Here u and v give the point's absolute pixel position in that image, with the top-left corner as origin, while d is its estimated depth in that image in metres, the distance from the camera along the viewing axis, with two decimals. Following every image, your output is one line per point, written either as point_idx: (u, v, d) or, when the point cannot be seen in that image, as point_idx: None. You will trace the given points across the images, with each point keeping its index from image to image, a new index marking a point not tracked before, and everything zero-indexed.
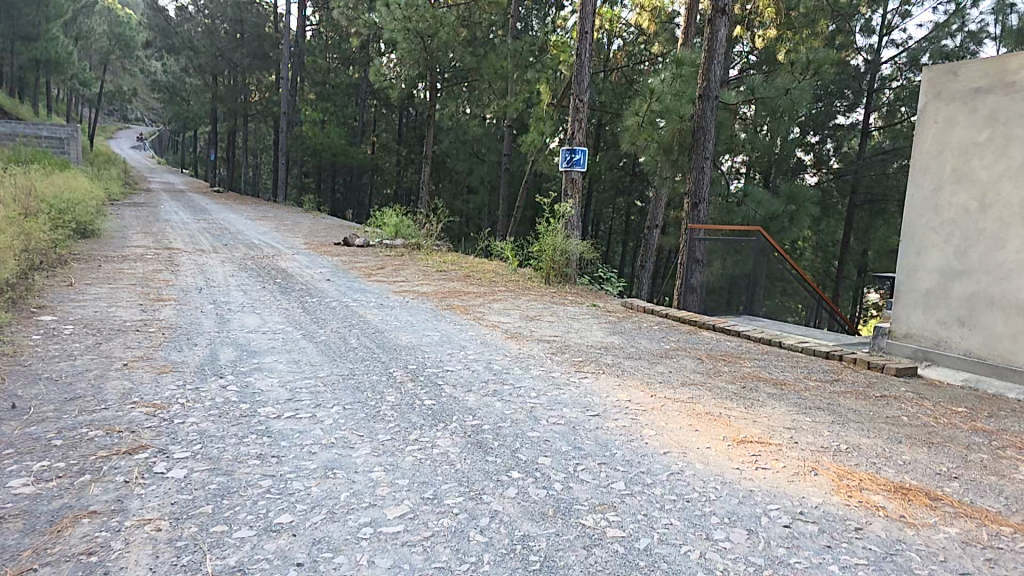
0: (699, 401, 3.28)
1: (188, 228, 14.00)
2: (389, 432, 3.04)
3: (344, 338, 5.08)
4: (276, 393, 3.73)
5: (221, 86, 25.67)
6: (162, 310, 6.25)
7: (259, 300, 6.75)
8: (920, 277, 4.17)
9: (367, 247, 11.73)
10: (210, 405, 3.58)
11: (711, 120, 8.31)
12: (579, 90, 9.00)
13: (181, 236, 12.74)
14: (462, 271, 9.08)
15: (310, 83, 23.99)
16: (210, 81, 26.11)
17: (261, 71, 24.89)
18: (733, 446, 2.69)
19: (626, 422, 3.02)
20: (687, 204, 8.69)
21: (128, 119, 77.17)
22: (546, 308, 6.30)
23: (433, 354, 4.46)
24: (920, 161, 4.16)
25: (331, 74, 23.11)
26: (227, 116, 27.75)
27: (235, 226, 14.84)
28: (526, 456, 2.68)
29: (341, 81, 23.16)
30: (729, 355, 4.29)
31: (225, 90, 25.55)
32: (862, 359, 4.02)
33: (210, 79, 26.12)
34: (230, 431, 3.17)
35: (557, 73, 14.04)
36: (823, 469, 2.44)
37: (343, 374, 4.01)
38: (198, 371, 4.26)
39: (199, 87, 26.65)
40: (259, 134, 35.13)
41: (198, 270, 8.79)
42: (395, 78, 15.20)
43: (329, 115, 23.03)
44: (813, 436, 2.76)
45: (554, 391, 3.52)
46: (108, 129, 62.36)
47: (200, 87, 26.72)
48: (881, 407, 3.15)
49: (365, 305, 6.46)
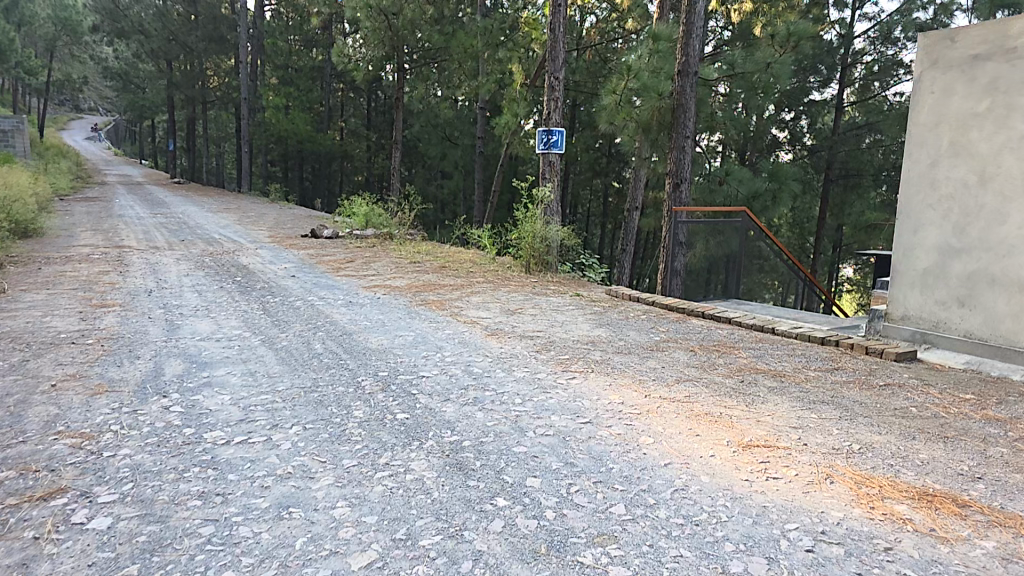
0: (697, 401, 3.03)
1: (142, 224, 13.03)
2: (355, 455, 2.67)
3: (307, 343, 4.63)
4: (228, 412, 3.30)
5: (176, 72, 24.08)
6: (104, 318, 5.63)
7: (215, 303, 6.19)
8: (917, 257, 4.03)
9: (336, 238, 11.13)
10: (150, 431, 3.12)
11: (692, 97, 8.04)
12: (553, 68, 8.59)
13: (133, 231, 11.83)
14: (437, 262, 8.64)
15: (271, 67, 22.70)
16: (164, 68, 24.36)
17: (219, 55, 23.37)
18: (739, 453, 2.45)
19: (621, 430, 2.74)
20: (668, 183, 8.40)
21: (83, 110, 72.63)
22: (527, 299, 5.98)
23: (406, 359, 4.06)
24: (917, 134, 3.99)
25: (294, 57, 21.94)
26: (185, 105, 26.13)
27: (194, 220, 13.96)
28: (512, 478, 2.37)
29: (305, 65, 22.20)
30: (721, 345, 4.06)
31: (181, 75, 23.95)
32: (860, 345, 3.86)
33: (163, 66, 24.43)
34: (167, 464, 2.73)
35: (529, 52, 13.17)
36: (838, 476, 2.22)
37: (306, 387, 3.59)
38: (140, 390, 3.76)
39: (153, 75, 24.98)
40: (219, 122, 33.13)
41: (150, 270, 8.09)
42: (360, 60, 14.42)
43: (293, 100, 21.89)
44: (822, 436, 2.56)
45: (541, 396, 3.22)
46: (60, 120, 58.54)
47: (153, 74, 25.04)
48: (889, 398, 2.97)
49: (332, 304, 6.00)
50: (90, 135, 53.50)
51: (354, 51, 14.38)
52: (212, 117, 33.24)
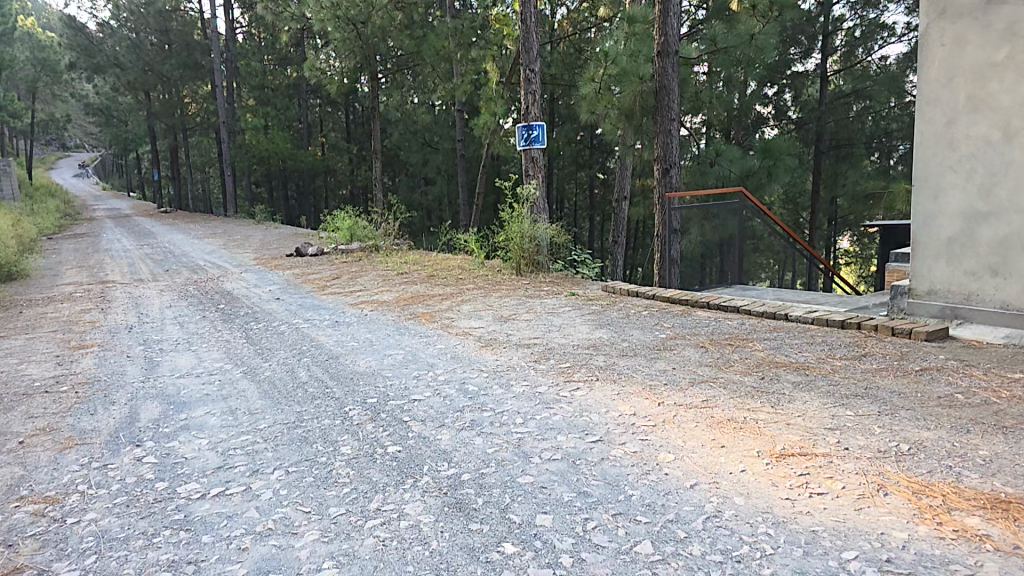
0: (716, 405, 2.75)
1: (128, 256, 12.76)
2: (343, 501, 2.38)
3: (291, 371, 4.35)
4: (204, 460, 3.01)
5: (154, 102, 23.91)
6: (81, 361, 5.32)
7: (197, 335, 5.90)
8: (940, 225, 3.76)
9: (321, 255, 10.88)
10: (120, 489, 2.81)
11: (675, 78, 7.57)
12: (527, 59, 8.30)
13: (119, 265, 11.57)
14: (425, 271, 8.33)
15: (245, 89, 22.20)
16: (143, 99, 24.20)
17: (195, 81, 23.24)
18: (773, 465, 2.17)
19: (636, 448, 2.45)
20: (657, 169, 7.96)
21: (73, 149, 73.10)
22: (521, 304, 5.70)
23: (397, 380, 3.79)
24: (929, 91, 3.73)
25: (268, 76, 21.66)
26: (167, 133, 25.92)
27: (180, 248, 13.67)
28: (520, 517, 2.07)
29: (280, 82, 21.89)
30: (734, 338, 3.76)
31: (160, 105, 23.81)
32: (885, 326, 3.57)
33: (141, 97, 24.31)
34: (135, 529, 2.41)
35: (502, 49, 12.75)
36: (892, 486, 1.94)
37: (288, 423, 3.31)
38: (112, 440, 3.46)
39: (133, 107, 24.95)
40: (201, 148, 32.81)
41: (132, 304, 7.81)
42: (334, 73, 14.25)
43: (271, 120, 21.88)
44: (863, 438, 2.28)
45: (544, 413, 2.94)
46: (49, 160, 58.91)
47: (133, 106, 24.99)
48: (928, 385, 2.70)
49: (317, 325, 5.71)
50: (78, 173, 53.22)
51: (325, 64, 14.12)
52: (194, 143, 33.03)
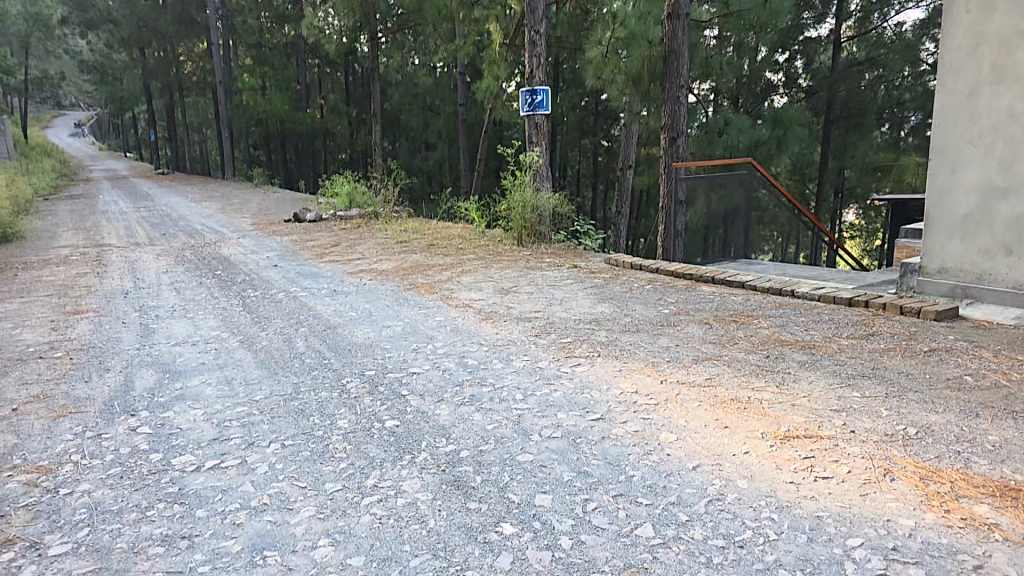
0: (721, 384, 2.69)
1: (124, 218, 12.52)
2: (339, 477, 2.33)
3: (289, 341, 4.27)
4: (199, 432, 2.95)
5: (149, 60, 22.95)
6: (77, 326, 5.22)
7: (194, 301, 5.79)
8: (955, 201, 3.64)
9: (320, 222, 10.65)
10: (114, 460, 2.75)
11: (684, 42, 7.14)
12: (533, 20, 7.87)
13: (115, 227, 11.38)
14: (425, 240, 8.17)
15: (245, 47, 21.86)
16: (134, 55, 23.25)
17: (190, 40, 21.93)
18: (778, 447, 2.13)
19: (638, 427, 2.41)
20: (663, 138, 7.58)
21: (64, 106, 71.07)
22: (522, 276, 5.57)
23: (396, 353, 3.72)
24: (952, 60, 3.57)
25: (266, 35, 21.00)
26: (162, 92, 25.07)
27: (177, 211, 13.38)
28: (519, 497, 2.04)
29: (277, 42, 21.35)
30: (739, 314, 3.68)
31: (155, 63, 22.93)
32: (893, 304, 3.49)
33: (135, 54, 23.35)
34: (129, 501, 2.36)
35: (506, 10, 11.85)
36: (899, 471, 1.91)
37: (285, 395, 3.24)
38: (107, 409, 3.38)
39: (126, 64, 24.06)
40: (196, 108, 31.82)
41: (128, 268, 7.65)
42: (332, 33, 13.66)
43: (268, 80, 21.31)
44: (870, 420, 2.23)
45: (545, 389, 2.88)
46: (43, 117, 57.61)
47: (126, 63, 24.13)
48: (937, 366, 2.64)
49: (315, 294, 5.60)
50: (75, 133, 51.95)
51: (324, 21, 13.61)
52: (189, 103, 32.03)
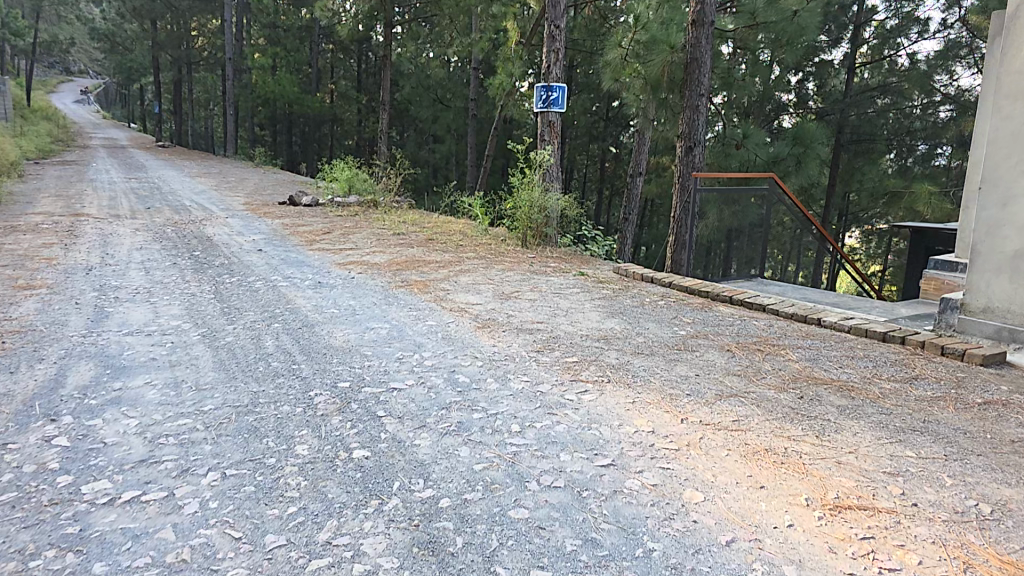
0: (750, 429, 2.30)
1: (111, 188, 11.80)
2: (284, 526, 1.87)
3: (258, 339, 3.77)
4: (126, 449, 2.41)
5: (160, 32, 21.59)
6: (21, 304, 4.59)
7: (162, 285, 5.22)
8: (1006, 236, 3.31)
9: (315, 207, 10.05)
10: (10, 482, 2.17)
11: (708, 51, 6.73)
12: (554, 15, 7.29)
13: (100, 197, 10.67)
14: (423, 233, 7.70)
15: (258, 27, 21.20)
16: (148, 27, 22.11)
17: (205, 15, 21.34)
18: (828, 519, 1.75)
19: (655, 479, 2.00)
20: (679, 147, 7.15)
21: (74, 74, 69.43)
22: (523, 281, 5.12)
23: (376, 362, 3.25)
24: (1011, 84, 3.26)
25: (281, 17, 20.16)
26: (172, 67, 24.14)
27: (167, 185, 12.67)
28: (508, 572, 1.61)
29: (292, 24, 20.47)
30: (763, 343, 3.31)
31: (166, 36, 21.44)
32: (933, 344, 3.18)
33: (147, 26, 22.41)
34: (11, 544, 1.82)
35: (524, 9, 11.52)
36: (981, 566, 1.55)
37: (238, 407, 2.75)
38: (22, 411, 2.78)
39: (137, 35, 23.19)
40: (204, 85, 30.82)
41: (100, 242, 6.98)
42: (347, 18, 12.93)
43: (279, 60, 19.98)
44: (933, 491, 1.87)
45: (547, 421, 2.46)
46: (52, 84, 55.95)
47: (137, 34, 23.25)
48: (999, 425, 2.29)
49: (297, 285, 5.10)
50: (81, 99, 50.23)
51: (339, 5, 12.87)
52: (197, 79, 31.03)
